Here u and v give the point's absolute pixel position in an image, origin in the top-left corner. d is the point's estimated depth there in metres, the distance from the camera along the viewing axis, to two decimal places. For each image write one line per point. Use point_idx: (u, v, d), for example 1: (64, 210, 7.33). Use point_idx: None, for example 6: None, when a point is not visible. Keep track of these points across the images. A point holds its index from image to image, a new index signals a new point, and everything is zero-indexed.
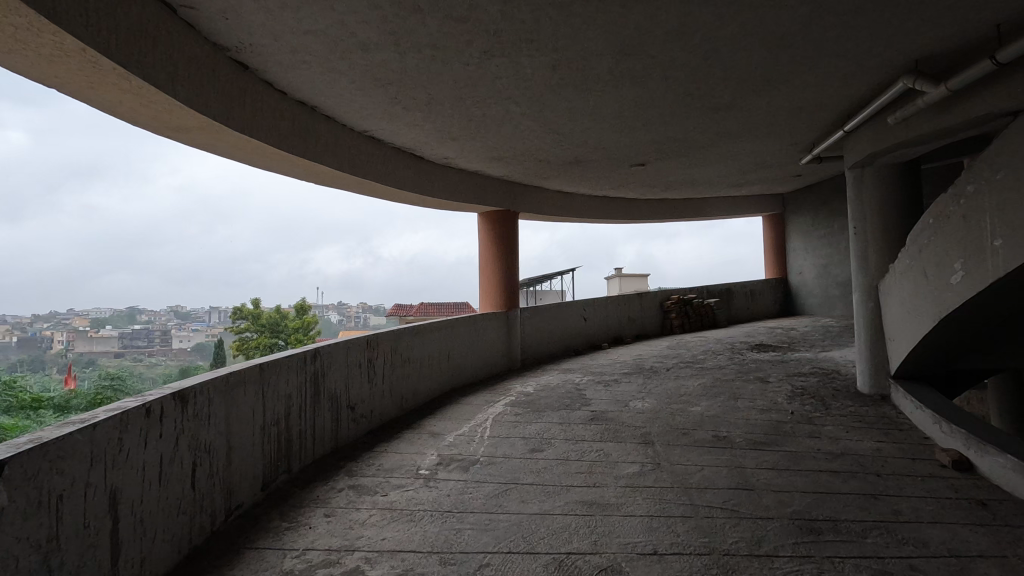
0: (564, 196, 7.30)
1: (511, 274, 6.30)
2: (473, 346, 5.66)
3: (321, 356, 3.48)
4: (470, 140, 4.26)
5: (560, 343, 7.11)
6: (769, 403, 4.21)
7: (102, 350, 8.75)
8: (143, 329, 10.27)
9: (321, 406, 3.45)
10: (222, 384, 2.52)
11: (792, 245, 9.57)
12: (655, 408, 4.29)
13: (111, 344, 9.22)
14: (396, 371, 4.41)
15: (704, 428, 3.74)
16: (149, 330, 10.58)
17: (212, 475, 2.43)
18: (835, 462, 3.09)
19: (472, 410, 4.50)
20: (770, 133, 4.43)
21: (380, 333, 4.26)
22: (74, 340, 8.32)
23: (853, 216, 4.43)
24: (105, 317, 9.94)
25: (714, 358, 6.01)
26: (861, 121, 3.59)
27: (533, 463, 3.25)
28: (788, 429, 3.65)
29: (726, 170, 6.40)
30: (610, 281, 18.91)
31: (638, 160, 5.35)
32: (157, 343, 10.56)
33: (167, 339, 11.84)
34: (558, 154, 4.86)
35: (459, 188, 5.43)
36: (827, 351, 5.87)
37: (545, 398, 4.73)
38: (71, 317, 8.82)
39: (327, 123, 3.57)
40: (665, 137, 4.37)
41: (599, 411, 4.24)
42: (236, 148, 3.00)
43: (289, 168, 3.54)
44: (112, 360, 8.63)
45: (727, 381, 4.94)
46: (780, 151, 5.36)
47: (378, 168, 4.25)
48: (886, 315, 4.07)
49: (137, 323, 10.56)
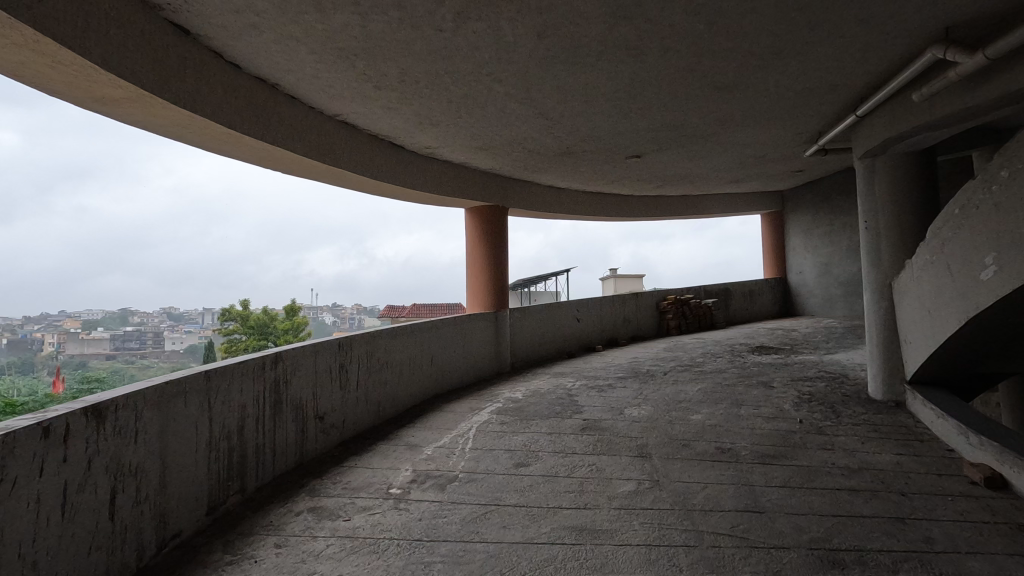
0: (555, 191, 6.99)
1: (500, 274, 5.97)
2: (458, 349, 5.32)
3: (284, 362, 3.14)
4: (451, 126, 3.93)
5: (552, 345, 6.79)
6: (776, 411, 3.89)
7: (93, 352, 8.37)
8: (135, 330, 9.94)
9: (283, 416, 3.11)
10: (153, 395, 2.18)
11: (792, 244, 9.29)
12: (653, 416, 3.97)
13: (102, 346, 8.83)
14: (372, 377, 4.07)
15: (706, 438, 3.42)
16: (140, 332, 10.25)
17: (139, 501, 2.09)
18: (853, 479, 2.78)
19: (454, 418, 4.17)
20: (775, 120, 4.13)
21: (354, 335, 3.92)
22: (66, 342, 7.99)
23: (863, 210, 4.13)
24: (94, 318, 9.62)
25: (713, 361, 5.70)
26: (878, 101, 3.28)
27: (517, 480, 2.92)
28: (798, 440, 3.33)
29: (725, 163, 6.11)
30: (605, 281, 18.64)
31: (634, 151, 5.04)
32: (148, 345, 10.21)
33: (159, 341, 11.50)
34: (548, 143, 4.54)
35: (443, 181, 5.10)
36: (832, 354, 5.56)
37: (533, 406, 4.41)
38: (62, 318, 8.46)
39: (291, 104, 3.24)
40: (663, 123, 4.05)
41: (591, 420, 3.92)
42: (182, 128, 2.65)
43: (250, 152, 3.20)
44: (104, 361, 8.30)
45: (729, 386, 4.63)
46: (783, 142, 5.06)
47: (353, 156, 3.92)
48: (901, 315, 3.77)
49: (128, 324, 10.21)
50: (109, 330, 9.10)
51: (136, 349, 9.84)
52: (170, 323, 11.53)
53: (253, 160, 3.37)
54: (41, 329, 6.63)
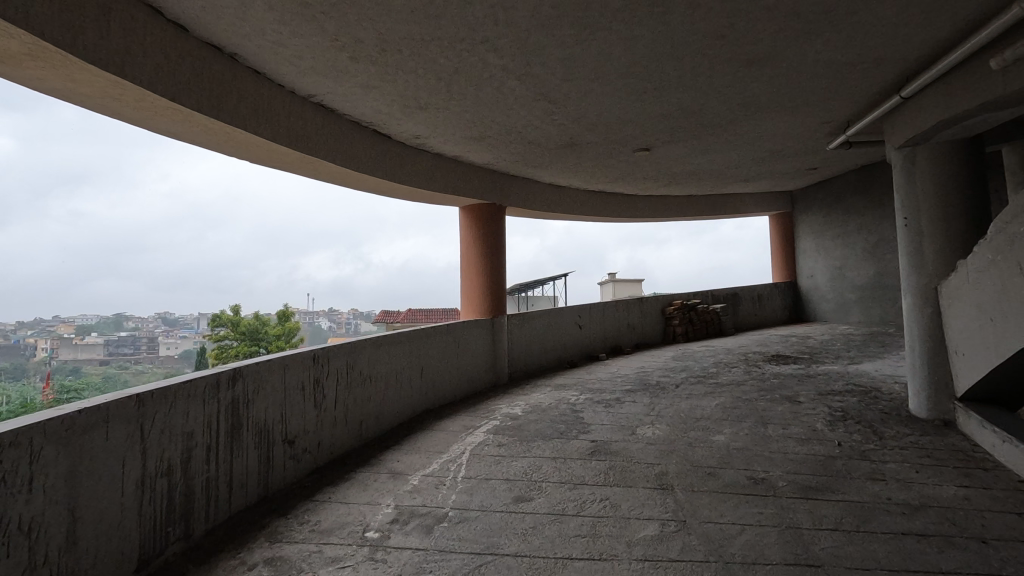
0: (556, 190, 6.57)
1: (495, 277, 5.51)
2: (451, 360, 4.87)
3: (245, 378, 2.69)
4: (440, 110, 3.49)
5: (552, 354, 6.34)
6: (808, 431, 3.45)
7: (88, 356, 7.93)
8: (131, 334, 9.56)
9: (242, 443, 2.65)
10: (58, 428, 1.72)
11: (802, 247, 8.87)
12: (670, 436, 3.52)
13: (96, 351, 8.50)
14: (352, 393, 3.61)
15: (734, 465, 2.98)
16: (136, 336, 9.87)
17: (33, 566, 1.62)
18: (917, 520, 2.33)
19: (445, 439, 3.71)
20: (803, 104, 3.71)
21: (331, 346, 3.47)
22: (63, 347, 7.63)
23: (902, 205, 3.70)
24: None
25: (728, 372, 5.25)
26: (951, 64, 2.83)
27: (518, 520, 2.46)
28: (840, 468, 2.89)
29: (738, 158, 5.70)
30: (604, 286, 18.25)
31: (643, 143, 4.61)
32: (143, 350, 9.86)
33: (153, 346, 11.09)
34: (550, 132, 4.11)
35: (434, 175, 4.66)
36: (858, 364, 5.12)
37: (534, 424, 3.95)
38: (56, 322, 8.10)
39: (253, 78, 2.79)
40: (678, 108, 3.64)
41: (600, 442, 3.47)
42: (113, 99, 2.21)
43: (205, 134, 2.75)
44: (98, 366, 7.89)
45: (750, 401, 4.18)
46: (805, 133, 4.64)
47: (330, 143, 3.47)
48: (950, 323, 3.34)
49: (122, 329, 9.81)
50: (104, 335, 8.71)
51: (130, 354, 9.40)
52: (163, 326, 11.12)
53: (211, 145, 2.92)
54: (34, 334, 6.21)
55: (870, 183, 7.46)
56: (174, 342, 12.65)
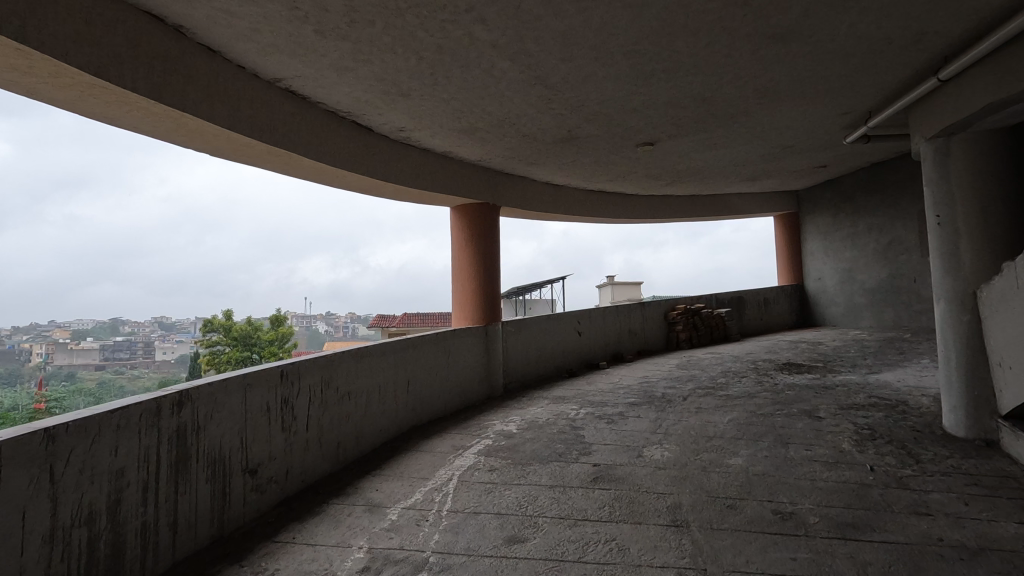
0: (554, 189, 6.25)
1: (490, 281, 5.16)
2: (440, 371, 4.50)
3: (195, 402, 2.33)
4: (424, 96, 3.14)
5: (550, 363, 5.98)
6: (834, 452, 3.10)
7: (80, 365, 7.76)
8: (126, 340, 9.37)
9: (190, 477, 2.28)
10: None
11: (810, 248, 8.54)
12: (681, 458, 3.17)
13: (91, 357, 8.36)
14: (327, 412, 3.25)
15: (757, 495, 2.63)
16: (131, 342, 9.71)
17: None
18: (978, 568, 1.98)
19: (432, 463, 3.34)
20: (824, 89, 3.38)
21: (303, 359, 3.11)
22: (54, 353, 7.42)
23: (933, 201, 3.36)
24: (84, 329, 9.15)
25: (738, 383, 4.90)
26: (1004, 37, 2.50)
27: (509, 569, 2.10)
28: (877, 499, 2.54)
29: (747, 155, 5.37)
30: (603, 290, 17.95)
31: (647, 136, 4.27)
32: (138, 356, 9.69)
33: (149, 352, 10.89)
34: (546, 124, 3.78)
35: (422, 172, 4.31)
36: (879, 374, 4.76)
37: (529, 444, 3.58)
38: (49, 330, 7.93)
39: (206, 55, 2.44)
40: (687, 94, 3.30)
41: (603, 466, 3.12)
42: (23, 72, 1.86)
43: (149, 121, 2.40)
44: (92, 372, 7.74)
45: (765, 417, 3.83)
46: (821, 125, 4.30)
47: (301, 134, 3.12)
48: (993, 332, 2.99)
49: (117, 335, 9.64)
50: (99, 341, 8.51)
51: (124, 360, 9.21)
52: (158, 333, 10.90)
53: (159, 133, 2.57)
54: (26, 343, 6.08)
55: (881, 181, 7.13)
56: (165, 348, 12.37)
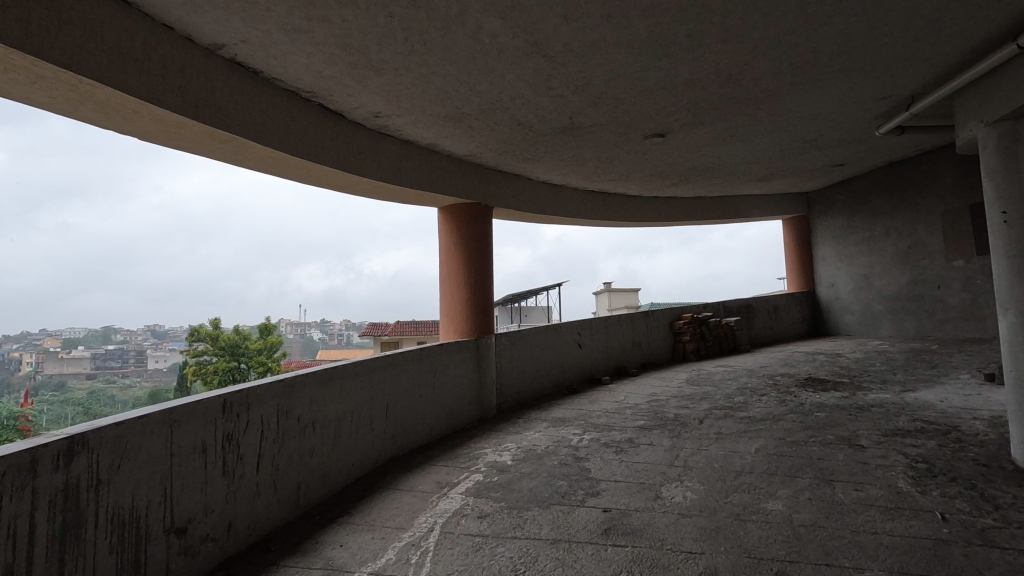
0: (551, 189, 5.77)
1: (482, 290, 4.65)
2: (425, 392, 3.98)
3: (94, 450, 1.80)
4: (400, 71, 2.64)
5: (548, 379, 5.46)
6: (890, 494, 2.60)
7: (73, 371, 7.43)
8: (120, 347, 9.02)
9: (85, 549, 1.75)
10: None
11: (822, 252, 8.09)
12: (707, 501, 2.65)
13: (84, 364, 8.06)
14: (284, 448, 2.72)
15: (809, 556, 2.11)
16: (125, 350, 9.36)
17: None
18: None
19: (411, 507, 2.80)
20: (866, 63, 2.90)
21: (254, 385, 2.58)
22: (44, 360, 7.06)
23: (998, 194, 2.88)
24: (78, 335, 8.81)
25: (758, 402, 4.40)
26: None
27: None
28: (959, 560, 2.04)
29: (764, 150, 4.91)
30: (600, 296, 17.55)
31: (658, 126, 3.79)
32: (131, 363, 9.37)
33: (142, 359, 10.53)
34: (543, 109, 3.28)
35: (403, 167, 3.81)
36: (916, 393, 4.25)
37: (527, 482, 3.05)
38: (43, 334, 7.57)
39: (116, 7, 1.94)
40: (709, 69, 2.81)
41: (616, 512, 2.59)
42: None
43: (40, 88, 1.89)
44: (83, 381, 7.42)
45: (798, 445, 3.32)
46: (853, 114, 3.83)
47: (251, 115, 2.61)
48: None
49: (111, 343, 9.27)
50: (91, 347, 8.11)
51: (118, 367, 8.89)
52: (153, 340, 10.58)
53: (61, 106, 2.06)
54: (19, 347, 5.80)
55: (900, 182, 6.68)
56: (157, 355, 11.93)
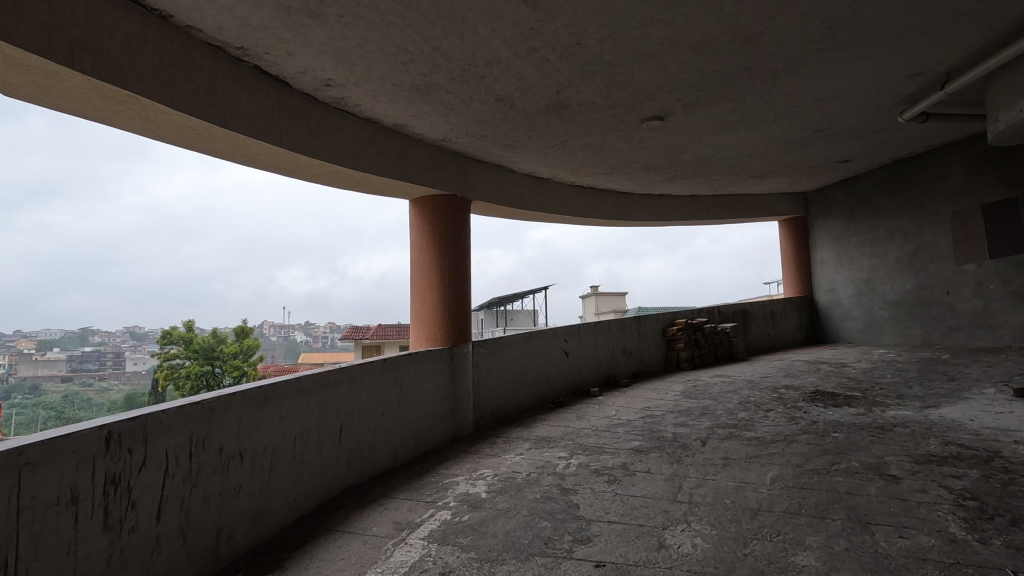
0: (537, 183, 5.29)
1: (457, 293, 4.15)
2: (388, 409, 3.45)
3: None
4: (347, 18, 2.13)
5: (533, 391, 4.97)
6: (945, 543, 2.12)
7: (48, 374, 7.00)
8: (93, 351, 8.49)
9: None
10: None
11: (821, 255, 7.72)
12: (721, 553, 2.16)
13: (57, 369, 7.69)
14: (199, 489, 2.17)
15: None
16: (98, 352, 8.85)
17: None
18: None
19: (357, 560, 2.26)
20: (906, 25, 2.45)
21: (157, 410, 2.04)
22: (16, 365, 6.60)
23: None
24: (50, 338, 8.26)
25: (765, 420, 3.94)
26: None
27: None
28: None
29: (769, 141, 4.47)
30: (588, 300, 17.19)
31: (658, 106, 3.32)
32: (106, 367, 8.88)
33: (120, 363, 9.97)
34: (525, 79, 2.79)
35: (365, 150, 3.29)
36: (940, 411, 3.80)
37: (503, 523, 2.54)
38: (15, 338, 7.06)
39: None
40: (724, 28, 2.34)
41: (613, 569, 2.08)
42: None
43: None
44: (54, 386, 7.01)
45: (820, 476, 2.85)
46: (875, 95, 3.39)
47: (155, 68, 2.08)
48: None
49: (85, 346, 8.76)
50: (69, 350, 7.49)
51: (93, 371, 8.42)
52: (131, 343, 10.05)
53: None
54: None
55: (904, 181, 6.31)
56: (133, 358, 11.34)
